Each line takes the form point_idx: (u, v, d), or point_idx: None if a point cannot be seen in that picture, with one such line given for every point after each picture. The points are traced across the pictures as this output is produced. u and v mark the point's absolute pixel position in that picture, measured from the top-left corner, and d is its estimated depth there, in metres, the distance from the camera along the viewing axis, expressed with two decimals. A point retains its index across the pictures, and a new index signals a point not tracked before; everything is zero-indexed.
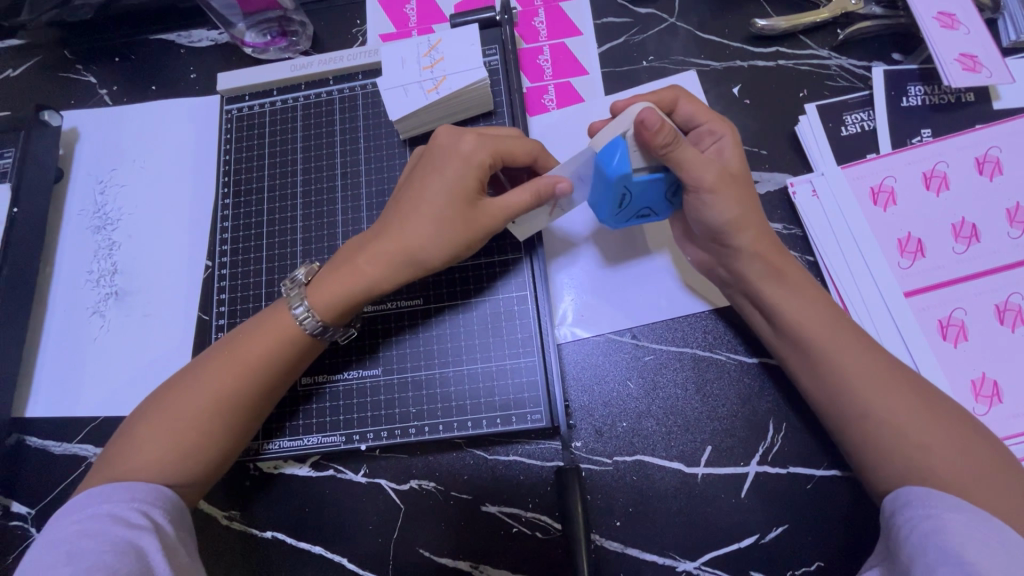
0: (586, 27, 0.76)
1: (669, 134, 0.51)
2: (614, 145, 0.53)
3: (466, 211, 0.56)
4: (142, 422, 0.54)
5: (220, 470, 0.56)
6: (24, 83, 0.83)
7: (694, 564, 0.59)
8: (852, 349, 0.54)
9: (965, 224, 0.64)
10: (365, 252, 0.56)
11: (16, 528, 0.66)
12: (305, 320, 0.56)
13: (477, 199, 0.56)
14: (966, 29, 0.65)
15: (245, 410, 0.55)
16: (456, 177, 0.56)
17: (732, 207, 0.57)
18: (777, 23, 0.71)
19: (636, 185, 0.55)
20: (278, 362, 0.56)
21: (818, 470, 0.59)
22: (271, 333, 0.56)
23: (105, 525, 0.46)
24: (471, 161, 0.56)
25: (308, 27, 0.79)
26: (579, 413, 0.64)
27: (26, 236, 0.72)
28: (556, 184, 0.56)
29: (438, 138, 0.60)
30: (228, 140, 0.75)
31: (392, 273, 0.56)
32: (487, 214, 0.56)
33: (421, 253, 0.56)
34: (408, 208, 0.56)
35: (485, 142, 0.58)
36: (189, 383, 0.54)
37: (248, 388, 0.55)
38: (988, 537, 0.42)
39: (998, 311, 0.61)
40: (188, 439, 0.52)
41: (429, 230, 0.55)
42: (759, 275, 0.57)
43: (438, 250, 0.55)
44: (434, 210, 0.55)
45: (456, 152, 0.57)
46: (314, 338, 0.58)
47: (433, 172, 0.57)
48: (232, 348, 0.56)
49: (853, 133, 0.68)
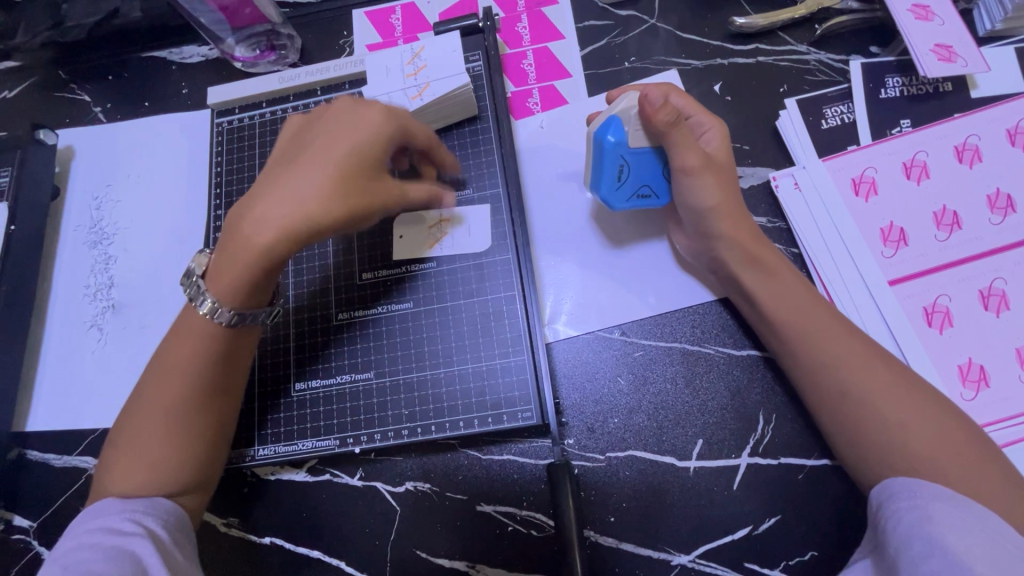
0: (568, 31, 0.77)
1: (671, 111, 0.56)
2: (611, 120, 0.59)
3: (368, 183, 0.54)
4: (114, 451, 0.55)
5: (203, 477, 0.56)
6: (20, 103, 0.84)
7: (688, 558, 0.59)
8: (836, 335, 0.55)
9: (947, 212, 0.64)
10: (247, 220, 0.52)
11: (18, 541, 0.67)
12: (216, 313, 0.54)
13: (375, 167, 0.55)
14: (941, 20, 0.66)
15: (186, 416, 0.55)
16: (355, 145, 0.54)
17: (713, 194, 0.60)
18: (755, 20, 0.72)
19: (634, 156, 0.60)
20: (207, 363, 0.55)
21: (809, 460, 0.60)
22: (192, 336, 0.55)
23: (99, 536, 0.48)
24: (383, 134, 0.55)
25: (296, 40, 0.80)
26: (570, 411, 0.64)
27: (24, 254, 0.74)
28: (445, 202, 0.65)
29: (344, 107, 0.57)
30: (219, 152, 0.77)
31: (280, 237, 0.51)
32: (388, 187, 0.55)
33: (310, 218, 0.51)
34: (307, 170, 0.52)
35: (393, 114, 0.57)
36: (138, 406, 0.55)
37: (190, 386, 0.55)
38: (970, 523, 0.43)
39: (982, 297, 0.61)
40: (152, 458, 0.53)
41: (327, 192, 0.51)
42: (739, 258, 0.60)
43: (332, 213, 0.51)
44: (333, 178, 0.52)
45: (364, 118, 0.56)
46: (233, 327, 0.56)
47: (336, 137, 0.54)
48: (165, 359, 0.56)
49: (833, 126, 0.68)
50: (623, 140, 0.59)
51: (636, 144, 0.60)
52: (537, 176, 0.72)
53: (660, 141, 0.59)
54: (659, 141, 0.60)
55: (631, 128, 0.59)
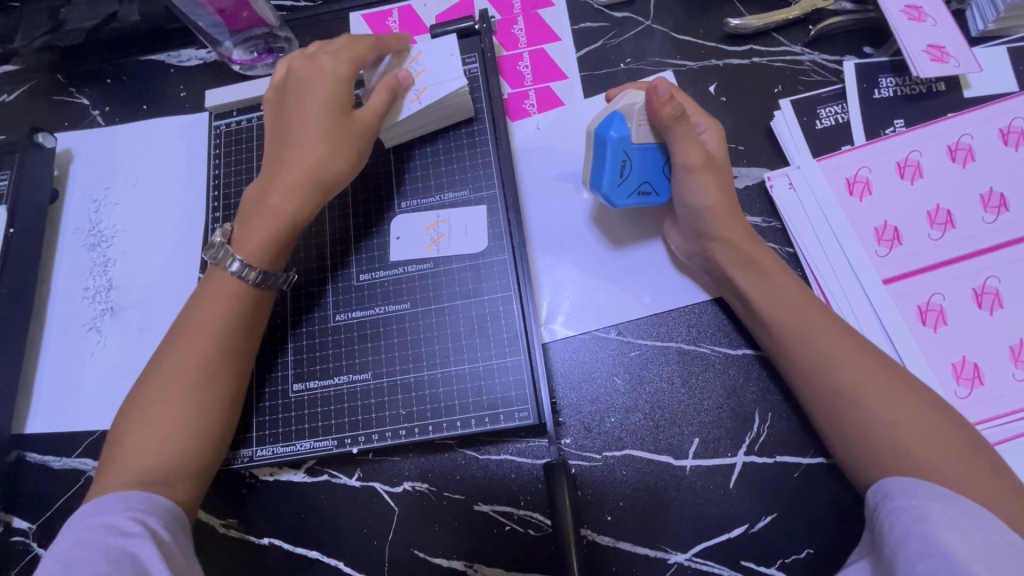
0: (564, 32, 0.77)
1: (676, 106, 0.58)
2: (614, 116, 0.60)
3: (351, 126, 0.62)
4: (128, 423, 0.55)
5: (214, 456, 0.57)
6: (19, 107, 0.85)
7: (685, 556, 0.59)
8: (830, 335, 0.55)
9: (940, 211, 0.65)
10: (270, 196, 0.61)
11: (18, 543, 0.67)
12: (244, 273, 0.59)
13: (349, 108, 0.63)
14: (934, 21, 0.67)
15: (207, 383, 0.56)
16: (328, 97, 0.62)
17: (712, 194, 0.61)
18: (750, 22, 0.72)
19: (637, 152, 0.61)
20: (232, 328, 0.58)
21: (805, 459, 0.60)
22: (220, 300, 0.59)
23: (100, 535, 0.48)
24: (344, 81, 0.63)
25: (293, 43, 0.81)
26: (567, 410, 0.65)
27: (23, 257, 0.74)
28: (399, 75, 0.65)
29: (297, 70, 0.64)
30: (217, 154, 0.77)
31: (304, 199, 0.61)
32: (365, 118, 0.63)
33: (327, 172, 0.61)
34: (301, 136, 0.61)
35: (338, 55, 0.64)
36: (156, 374, 0.57)
37: (214, 351, 0.57)
38: (964, 523, 0.43)
39: (976, 295, 0.62)
40: (169, 431, 0.54)
41: (327, 150, 0.61)
42: (736, 258, 0.60)
43: (339, 166, 0.61)
44: (326, 135, 0.61)
45: (321, 72, 0.63)
46: (258, 288, 0.60)
47: (310, 97, 0.62)
48: (189, 323, 0.58)
49: (828, 126, 0.69)
50: (626, 135, 0.59)
51: (640, 140, 0.60)
52: (533, 177, 0.72)
53: (665, 137, 0.60)
54: (661, 137, 0.61)
55: (634, 124, 0.60)
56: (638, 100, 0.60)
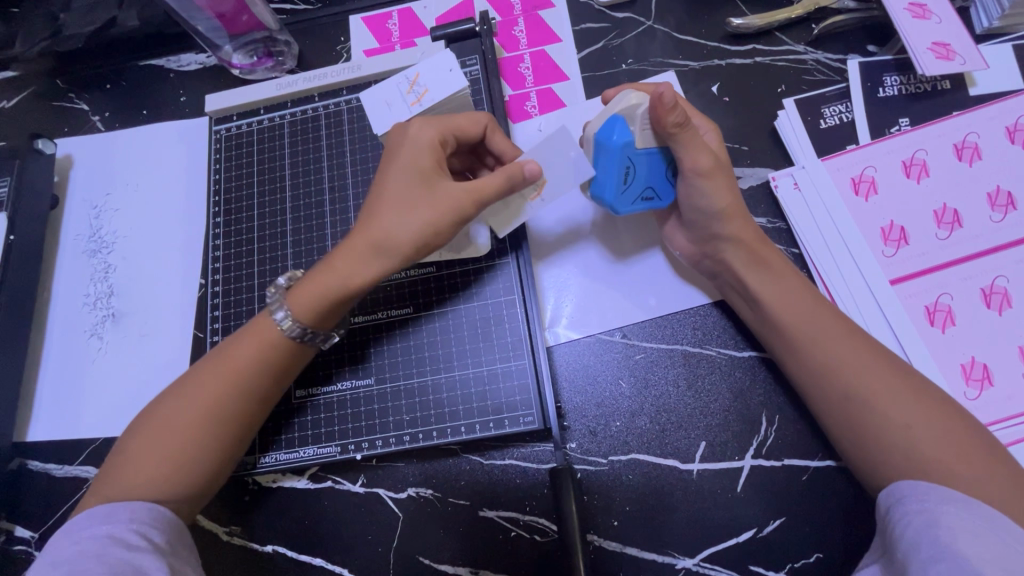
0: (565, 33, 0.77)
1: (680, 113, 0.55)
2: (615, 120, 0.58)
3: (428, 190, 0.55)
4: (136, 438, 0.54)
5: (214, 476, 0.56)
6: (18, 114, 0.85)
7: (693, 561, 0.59)
8: (839, 338, 0.54)
9: (947, 210, 0.64)
10: (335, 260, 0.56)
11: (20, 552, 0.67)
12: (284, 324, 0.56)
13: (435, 176, 0.56)
14: (938, 18, 0.66)
15: (230, 419, 0.55)
16: (411, 160, 0.57)
17: (724, 196, 0.60)
18: (752, 21, 0.72)
19: (640, 158, 0.59)
20: (263, 372, 0.56)
21: (813, 461, 0.60)
22: (254, 342, 0.57)
23: (105, 547, 0.47)
24: (429, 145, 0.57)
25: (292, 46, 0.80)
26: (571, 414, 0.64)
27: (24, 264, 0.74)
28: (528, 166, 0.57)
29: (395, 134, 0.61)
30: (218, 160, 0.77)
31: (365, 266, 0.55)
32: (447, 189, 0.55)
33: (392, 236, 0.55)
34: (380, 200, 0.56)
35: (434, 123, 0.59)
36: (174, 398, 0.55)
37: (239, 389, 0.55)
38: (978, 527, 0.42)
39: (984, 295, 0.61)
40: (177, 452, 0.53)
41: (398, 215, 0.55)
42: (746, 259, 0.60)
43: (407, 235, 0.54)
44: (399, 199, 0.55)
45: (409, 135, 0.59)
46: (296, 342, 0.57)
47: (395, 159, 0.58)
48: (219, 357, 0.57)
49: (832, 125, 0.68)
50: (630, 141, 0.58)
51: (644, 145, 0.59)
52: None
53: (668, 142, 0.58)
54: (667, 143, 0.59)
55: (637, 128, 0.58)
56: (640, 102, 0.57)
